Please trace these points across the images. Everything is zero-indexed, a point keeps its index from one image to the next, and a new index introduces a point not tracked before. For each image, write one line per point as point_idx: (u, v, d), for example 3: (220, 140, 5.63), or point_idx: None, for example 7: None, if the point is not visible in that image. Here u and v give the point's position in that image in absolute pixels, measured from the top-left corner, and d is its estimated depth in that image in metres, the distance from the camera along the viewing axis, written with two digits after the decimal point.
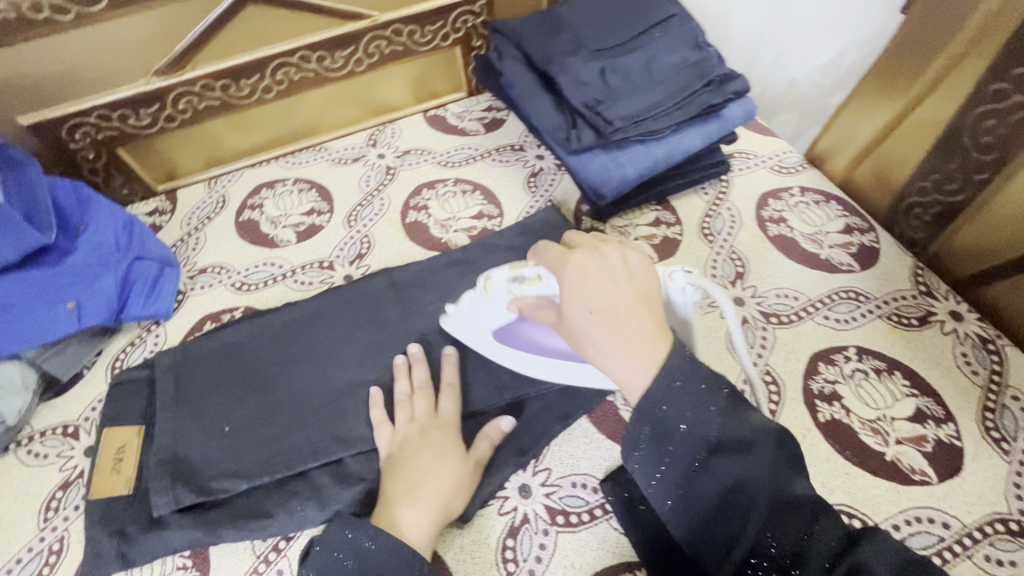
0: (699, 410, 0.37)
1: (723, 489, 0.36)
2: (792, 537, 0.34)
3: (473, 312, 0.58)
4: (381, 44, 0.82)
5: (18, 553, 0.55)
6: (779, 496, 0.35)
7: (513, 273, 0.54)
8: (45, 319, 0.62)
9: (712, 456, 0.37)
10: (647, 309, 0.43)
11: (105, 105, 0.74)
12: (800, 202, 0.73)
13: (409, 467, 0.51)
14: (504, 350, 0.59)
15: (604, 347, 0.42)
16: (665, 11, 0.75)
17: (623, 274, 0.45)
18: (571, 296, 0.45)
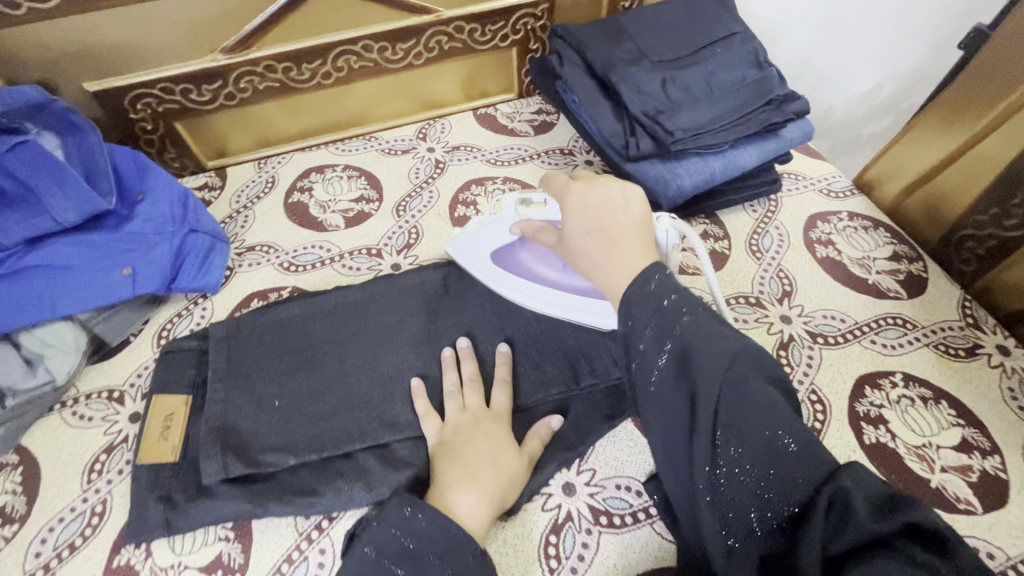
0: (668, 319, 0.41)
1: (686, 395, 0.39)
2: (755, 443, 0.37)
3: (482, 232, 0.66)
4: (442, 39, 0.83)
5: (61, 512, 0.55)
6: (739, 401, 0.38)
7: (520, 199, 0.63)
8: (99, 284, 0.62)
9: (676, 360, 0.40)
10: (637, 231, 0.49)
11: (170, 78, 0.75)
12: (848, 226, 0.74)
13: (465, 455, 0.51)
14: (496, 271, 0.65)
15: (594, 258, 0.49)
16: (727, 28, 0.76)
17: (618, 203, 0.51)
18: (574, 218, 0.53)
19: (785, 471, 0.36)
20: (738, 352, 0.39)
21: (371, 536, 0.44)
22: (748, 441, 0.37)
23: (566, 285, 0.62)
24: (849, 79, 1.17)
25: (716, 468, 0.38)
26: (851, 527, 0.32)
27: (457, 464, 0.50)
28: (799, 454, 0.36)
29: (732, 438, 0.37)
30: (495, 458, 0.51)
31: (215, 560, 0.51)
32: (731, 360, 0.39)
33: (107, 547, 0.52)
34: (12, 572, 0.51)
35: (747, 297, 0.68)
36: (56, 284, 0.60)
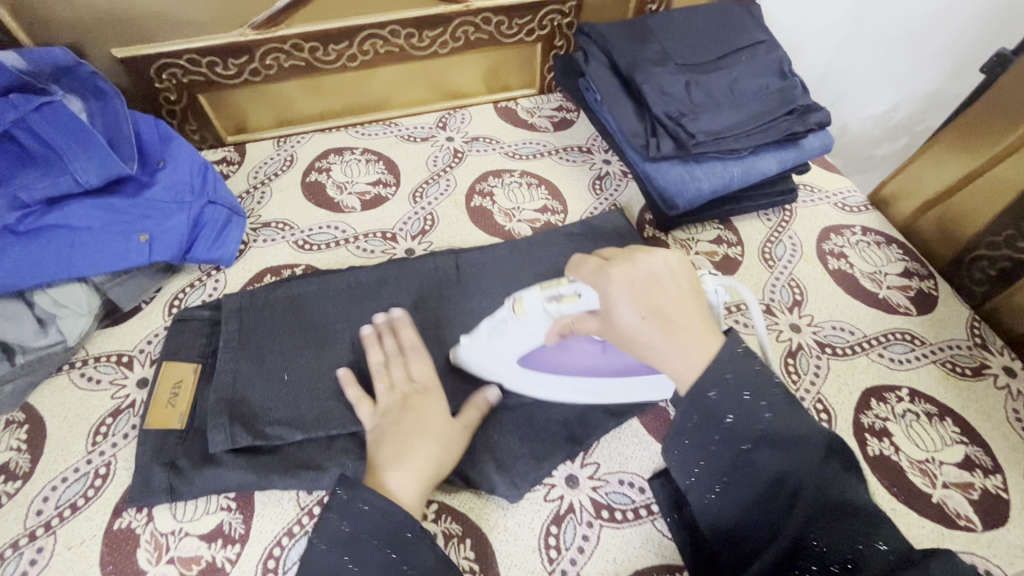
0: (750, 405, 0.41)
1: (765, 482, 0.39)
2: (841, 537, 0.36)
3: (496, 345, 0.55)
4: (468, 29, 0.84)
5: (64, 472, 0.55)
6: (830, 497, 0.38)
7: (546, 293, 0.52)
8: (119, 247, 0.62)
9: (755, 447, 0.40)
10: (694, 307, 0.45)
11: (196, 50, 0.75)
12: (861, 240, 0.75)
13: (397, 430, 0.51)
14: (527, 377, 0.57)
15: (660, 350, 0.44)
16: (753, 36, 0.76)
17: (665, 279, 0.46)
18: (618, 307, 0.46)
19: (873, 572, 0.35)
20: (827, 446, 0.39)
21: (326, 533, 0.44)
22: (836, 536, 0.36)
23: (616, 367, 0.55)
24: (867, 97, 1.17)
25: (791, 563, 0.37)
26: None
27: (388, 441, 0.51)
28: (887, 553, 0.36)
29: (817, 532, 0.37)
30: (423, 430, 0.52)
31: (216, 529, 0.51)
32: (821, 451, 0.39)
33: (108, 510, 0.52)
34: (13, 528, 0.51)
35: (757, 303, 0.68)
36: (75, 244, 0.60)
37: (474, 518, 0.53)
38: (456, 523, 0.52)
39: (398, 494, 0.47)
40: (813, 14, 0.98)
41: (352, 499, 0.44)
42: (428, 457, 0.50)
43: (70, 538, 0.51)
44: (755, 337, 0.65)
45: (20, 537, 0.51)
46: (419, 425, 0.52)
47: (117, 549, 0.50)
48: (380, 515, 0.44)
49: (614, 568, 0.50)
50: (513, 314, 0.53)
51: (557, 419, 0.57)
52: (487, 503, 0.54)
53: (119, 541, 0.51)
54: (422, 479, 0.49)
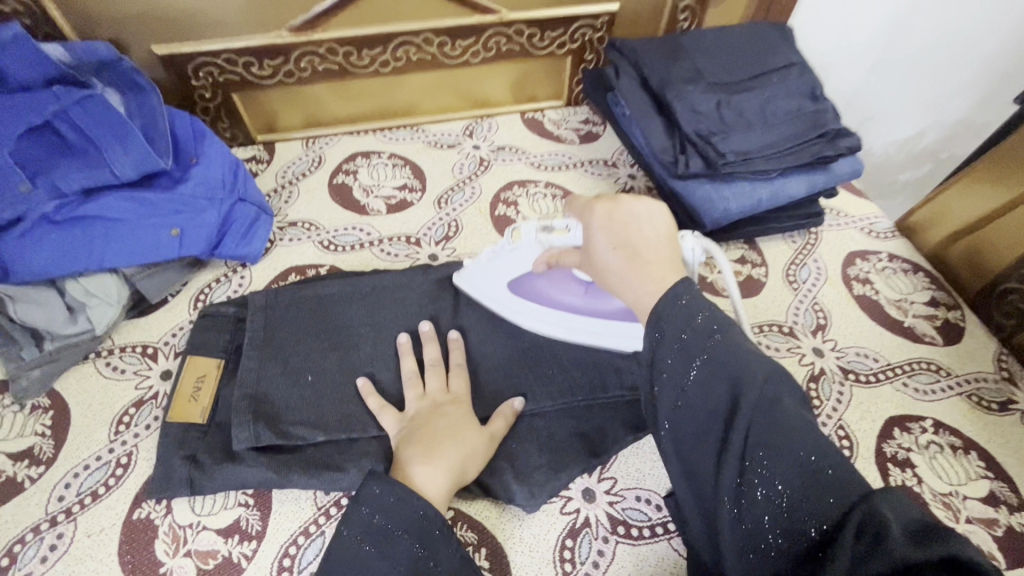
0: (700, 330, 0.40)
1: (717, 402, 0.38)
2: (784, 460, 0.34)
3: (492, 267, 0.62)
4: (501, 40, 0.84)
5: (87, 459, 0.55)
6: (768, 419, 0.36)
7: (541, 224, 0.57)
8: (150, 241, 0.63)
9: (705, 366, 0.39)
10: (665, 246, 0.46)
11: (234, 50, 0.76)
12: (887, 267, 0.74)
13: (426, 432, 0.52)
14: (515, 301, 0.63)
15: (623, 277, 0.46)
16: (786, 59, 0.76)
17: (644, 219, 0.47)
18: (596, 241, 0.49)
19: (819, 493, 0.33)
20: (772, 372, 0.38)
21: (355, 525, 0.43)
22: (780, 461, 0.34)
23: (591, 311, 0.61)
24: (894, 123, 1.17)
25: (743, 482, 0.35)
26: (884, 551, 0.28)
27: (416, 441, 0.51)
28: (835, 480, 0.33)
29: (763, 457, 0.35)
30: (453, 435, 0.52)
31: (233, 524, 0.52)
32: (765, 375, 0.37)
33: (128, 500, 0.53)
34: (34, 512, 0.52)
35: (780, 325, 0.68)
36: (108, 236, 0.61)
37: (490, 527, 0.53)
38: (472, 531, 0.52)
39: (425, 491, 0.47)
40: (843, 37, 0.97)
41: (384, 492, 0.44)
42: (455, 459, 0.50)
43: (90, 526, 0.51)
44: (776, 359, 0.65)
45: (41, 522, 0.51)
46: (449, 431, 0.52)
47: (135, 540, 0.51)
48: (407, 508, 0.44)
49: None
50: (511, 241, 0.60)
51: (574, 431, 0.57)
52: (503, 513, 0.54)
53: (138, 532, 0.51)
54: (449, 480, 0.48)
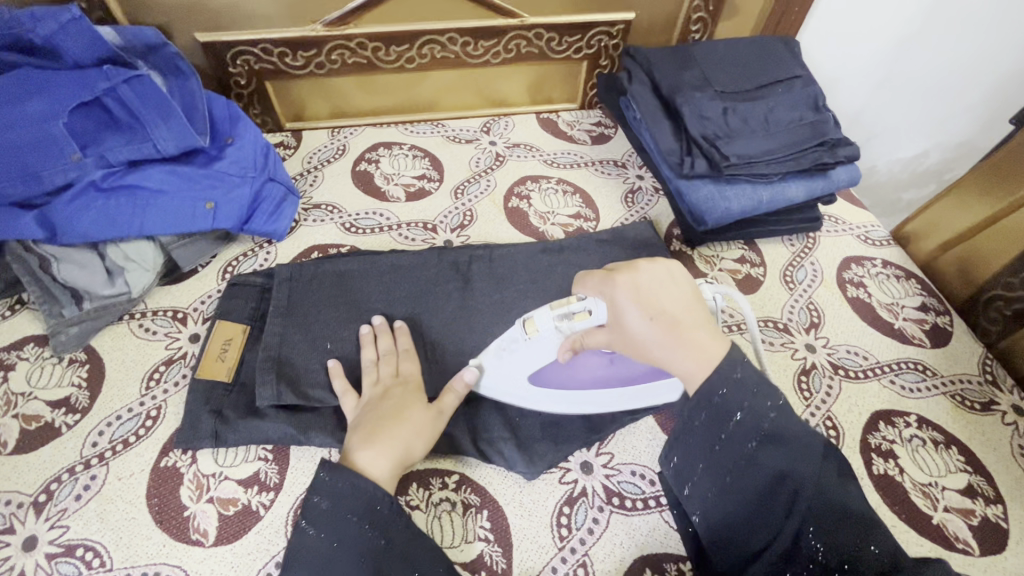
0: (757, 406, 0.43)
1: (773, 478, 0.41)
2: (833, 538, 0.38)
3: (508, 363, 0.58)
4: (521, 43, 0.89)
5: (119, 410, 0.59)
6: (820, 499, 0.40)
7: (557, 311, 0.55)
8: (186, 212, 0.68)
9: (762, 445, 0.42)
10: (695, 311, 0.48)
11: (270, 41, 0.81)
12: (881, 272, 0.77)
13: (375, 416, 0.53)
14: (541, 395, 0.58)
15: (666, 350, 0.46)
16: (791, 71, 0.80)
17: (669, 286, 0.49)
18: (625, 314, 0.49)
19: (867, 570, 0.37)
20: (822, 454, 0.42)
21: (310, 513, 0.46)
22: (831, 538, 0.38)
23: (622, 379, 0.58)
24: (897, 141, 1.20)
25: (792, 554, 0.39)
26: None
27: (362, 426, 0.52)
28: (879, 558, 0.37)
29: (812, 533, 0.39)
30: (399, 418, 0.53)
31: (253, 475, 0.55)
32: (819, 458, 0.41)
33: (157, 449, 0.56)
34: (69, 455, 0.56)
35: (775, 322, 0.71)
36: (149, 205, 0.66)
37: (492, 491, 0.56)
38: (474, 494, 0.56)
39: (369, 471, 0.49)
40: (849, 54, 1.01)
41: None
42: (400, 441, 0.51)
43: (120, 470, 0.55)
44: (769, 353, 0.68)
45: (76, 464, 0.55)
46: (394, 414, 0.54)
47: (162, 485, 0.54)
48: (356, 491, 0.46)
49: (620, 551, 0.53)
50: (525, 335, 0.57)
51: (575, 408, 0.60)
52: (505, 478, 0.57)
53: (165, 478, 0.55)
54: (393, 459, 0.50)
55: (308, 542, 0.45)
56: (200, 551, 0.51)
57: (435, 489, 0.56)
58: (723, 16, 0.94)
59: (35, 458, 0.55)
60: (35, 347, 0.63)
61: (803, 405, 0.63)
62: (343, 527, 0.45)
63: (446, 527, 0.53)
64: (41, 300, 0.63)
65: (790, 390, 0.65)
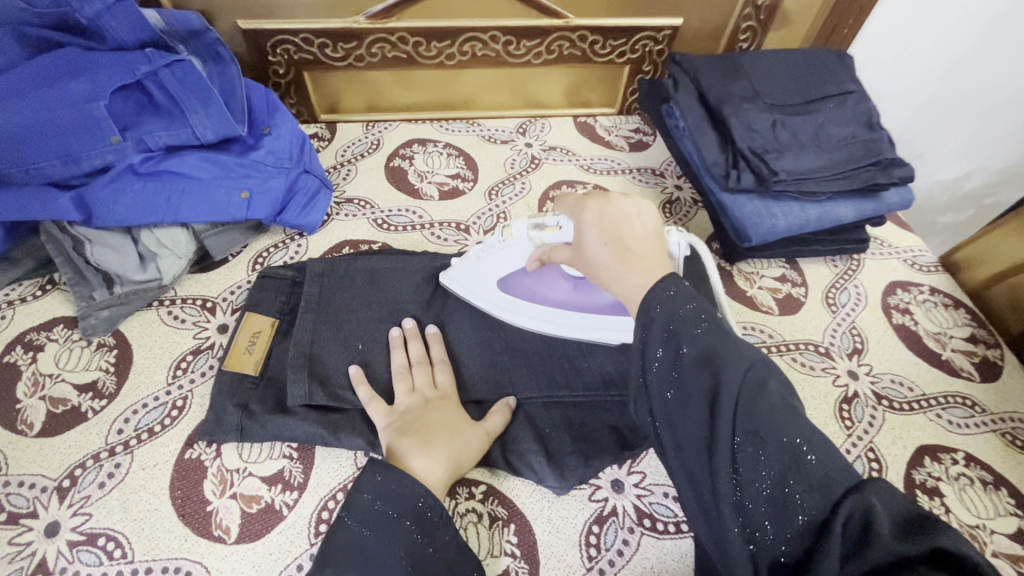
0: (687, 318, 0.40)
1: (706, 390, 0.38)
2: (774, 444, 0.35)
3: (480, 264, 0.61)
4: (564, 44, 0.87)
5: (145, 398, 0.58)
6: (755, 407, 0.36)
7: (533, 221, 0.56)
8: (221, 201, 0.67)
9: (692, 355, 0.39)
10: (653, 242, 0.46)
11: (312, 31, 0.80)
12: (928, 299, 0.74)
13: (420, 424, 0.53)
14: (506, 300, 0.63)
15: (614, 270, 0.46)
16: (844, 86, 0.77)
17: (634, 216, 0.48)
18: (587, 236, 0.49)
19: (807, 479, 0.33)
20: (756, 359, 0.38)
21: (358, 511, 0.45)
22: (771, 446, 0.35)
23: (581, 304, 0.61)
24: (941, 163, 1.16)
25: (733, 472, 0.36)
26: (873, 545, 0.29)
27: (411, 432, 0.52)
28: (822, 466, 0.33)
29: (752, 444, 0.35)
30: (449, 428, 0.53)
31: (277, 473, 0.54)
32: (750, 362, 0.37)
33: (182, 440, 0.56)
34: (95, 441, 0.55)
35: (816, 345, 0.69)
36: (184, 193, 0.65)
37: (520, 504, 0.54)
38: (502, 507, 0.54)
39: (426, 478, 0.48)
40: (899, 72, 0.98)
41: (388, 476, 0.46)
42: (451, 450, 0.51)
43: (144, 460, 0.54)
44: (809, 377, 0.66)
45: (101, 451, 0.54)
46: (444, 424, 0.53)
47: (186, 477, 0.53)
48: (403, 493, 0.46)
49: None
50: (501, 237, 0.59)
51: (607, 423, 0.58)
52: (533, 492, 0.55)
53: (189, 471, 0.54)
54: (447, 466, 0.50)
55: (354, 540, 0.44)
56: (222, 548, 0.50)
57: (461, 499, 0.54)
58: (774, 26, 0.92)
59: (60, 442, 0.55)
60: (64, 329, 0.63)
61: (844, 435, 0.61)
62: (392, 529, 0.44)
63: (473, 539, 0.52)
64: (72, 282, 0.63)
65: (830, 418, 0.62)
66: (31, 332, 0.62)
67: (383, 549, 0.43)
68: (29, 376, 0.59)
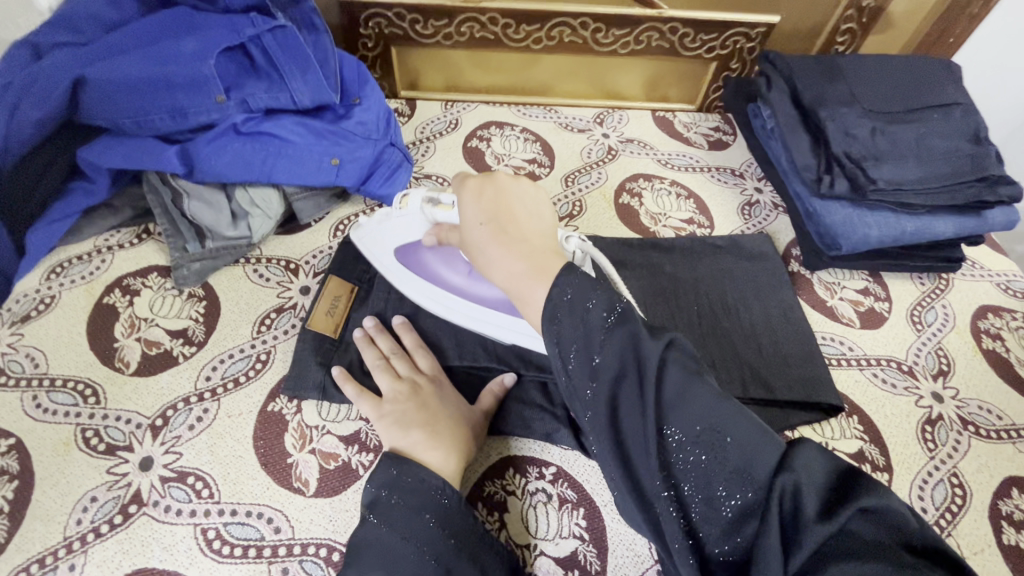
0: (595, 312, 0.37)
1: (630, 383, 0.35)
2: (696, 433, 0.33)
3: (380, 229, 0.58)
4: (652, 35, 0.85)
5: (231, 349, 0.60)
6: (680, 398, 0.34)
7: (429, 194, 0.53)
8: (313, 167, 0.68)
9: (602, 352, 0.36)
10: (534, 227, 0.44)
11: (405, 7, 0.81)
12: (1021, 327, 0.71)
13: (418, 417, 0.52)
14: (400, 270, 0.61)
15: (495, 256, 0.43)
16: (952, 97, 0.73)
17: (515, 199, 0.46)
18: (469, 221, 0.46)
19: (734, 465, 0.33)
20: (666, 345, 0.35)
21: (372, 511, 0.44)
22: (694, 435, 0.34)
23: (471, 295, 0.58)
24: None
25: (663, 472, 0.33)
26: (806, 523, 0.30)
27: (417, 425, 0.51)
28: (742, 445, 0.33)
29: (677, 432, 0.34)
30: (447, 417, 0.52)
31: (355, 434, 0.55)
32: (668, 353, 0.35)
33: (265, 393, 0.57)
34: (185, 385, 0.57)
35: (899, 363, 0.66)
36: (279, 155, 0.67)
37: (590, 490, 0.54)
38: (571, 490, 0.54)
39: (441, 470, 0.47)
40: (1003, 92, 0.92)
41: (400, 473, 0.46)
42: (458, 437, 0.51)
43: (230, 409, 0.56)
44: (891, 396, 0.63)
45: (191, 395, 0.57)
46: (441, 413, 0.52)
47: (269, 429, 0.55)
48: (421, 488, 0.45)
49: None
50: (398, 206, 0.55)
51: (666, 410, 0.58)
52: (603, 479, 0.55)
53: (271, 423, 0.55)
54: (455, 451, 0.49)
55: (377, 537, 0.42)
56: (301, 499, 0.51)
57: (532, 478, 0.55)
58: (876, 29, 0.88)
59: (155, 382, 0.57)
60: (158, 277, 0.66)
61: (925, 457, 0.59)
62: (414, 526, 0.43)
63: (541, 518, 0.52)
64: (168, 233, 0.66)
65: (911, 438, 0.60)
66: (128, 277, 0.65)
67: (404, 546, 0.42)
68: (126, 318, 0.62)
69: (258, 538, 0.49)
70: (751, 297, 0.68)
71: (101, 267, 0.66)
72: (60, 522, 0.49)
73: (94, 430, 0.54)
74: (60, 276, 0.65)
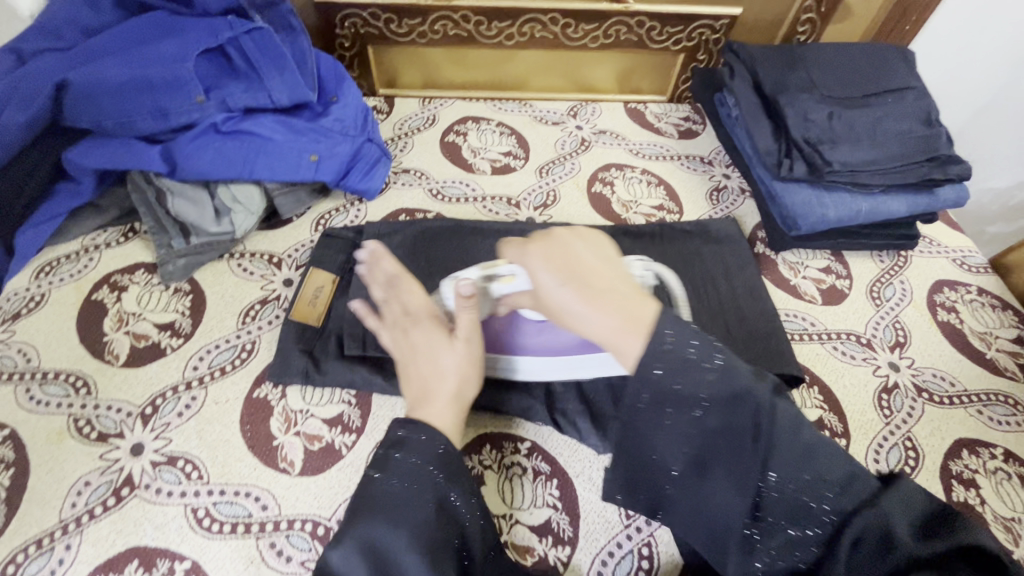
0: (692, 368, 0.36)
1: (734, 431, 0.36)
2: (799, 480, 0.35)
3: None
4: (621, 29, 0.88)
5: (217, 340, 0.63)
6: (788, 446, 0.35)
7: (484, 273, 0.52)
8: (292, 163, 0.70)
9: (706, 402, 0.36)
10: (613, 273, 0.42)
11: (380, 7, 0.84)
12: (975, 300, 0.74)
13: (412, 372, 0.50)
14: None
15: (584, 313, 0.39)
16: (905, 81, 0.76)
17: (581, 250, 0.43)
18: (539, 282, 0.42)
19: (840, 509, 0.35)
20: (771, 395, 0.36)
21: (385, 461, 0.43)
22: (800, 483, 0.35)
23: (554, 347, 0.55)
24: None
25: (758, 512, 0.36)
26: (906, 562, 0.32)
27: (412, 388, 0.49)
28: (845, 488, 0.35)
29: (779, 477, 0.35)
30: (434, 366, 0.49)
31: (337, 417, 0.58)
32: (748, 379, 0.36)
33: (251, 379, 0.60)
34: (173, 374, 0.60)
35: (858, 336, 0.70)
36: (259, 152, 0.69)
37: (564, 463, 0.57)
38: (544, 463, 0.57)
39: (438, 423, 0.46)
40: (958, 78, 0.96)
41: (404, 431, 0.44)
42: (448, 385, 0.47)
43: (217, 396, 0.58)
44: (849, 367, 0.67)
45: (179, 384, 0.59)
46: (429, 361, 0.49)
47: (254, 414, 0.57)
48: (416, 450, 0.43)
49: None
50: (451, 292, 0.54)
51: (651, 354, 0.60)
52: (575, 453, 0.58)
53: (257, 408, 0.58)
54: (451, 402, 0.47)
55: (384, 492, 0.41)
56: (287, 478, 0.54)
57: (508, 452, 0.58)
58: (835, 19, 0.91)
59: (143, 373, 0.60)
60: (144, 273, 0.68)
61: (880, 423, 0.62)
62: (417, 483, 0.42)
63: (516, 489, 0.55)
64: (154, 231, 0.68)
65: (868, 405, 0.64)
66: (116, 274, 0.67)
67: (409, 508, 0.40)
68: (114, 313, 0.64)
69: (246, 515, 0.52)
70: (717, 278, 0.71)
71: (89, 265, 0.68)
72: (56, 506, 0.51)
73: (86, 419, 0.56)
74: (49, 275, 0.67)
